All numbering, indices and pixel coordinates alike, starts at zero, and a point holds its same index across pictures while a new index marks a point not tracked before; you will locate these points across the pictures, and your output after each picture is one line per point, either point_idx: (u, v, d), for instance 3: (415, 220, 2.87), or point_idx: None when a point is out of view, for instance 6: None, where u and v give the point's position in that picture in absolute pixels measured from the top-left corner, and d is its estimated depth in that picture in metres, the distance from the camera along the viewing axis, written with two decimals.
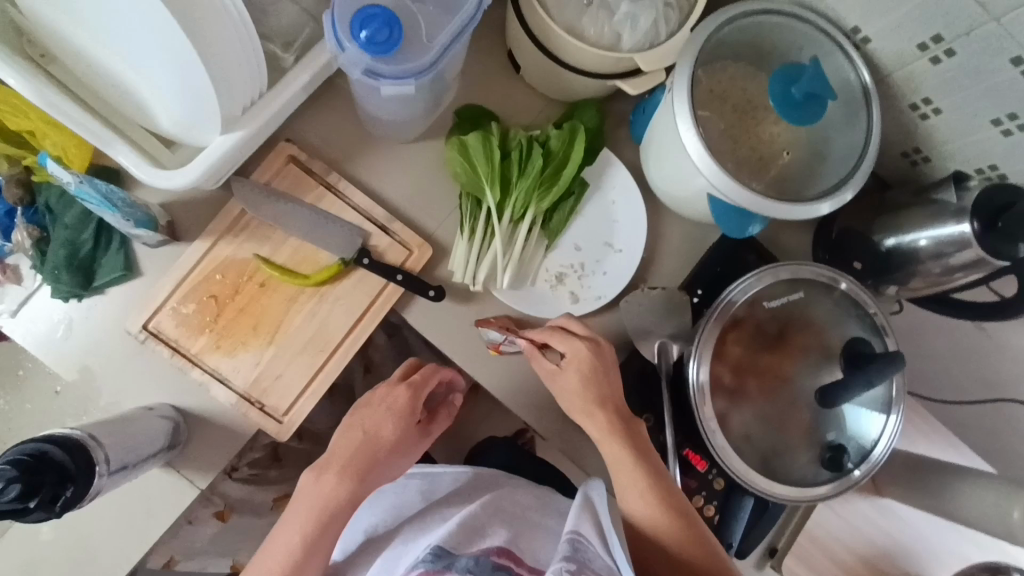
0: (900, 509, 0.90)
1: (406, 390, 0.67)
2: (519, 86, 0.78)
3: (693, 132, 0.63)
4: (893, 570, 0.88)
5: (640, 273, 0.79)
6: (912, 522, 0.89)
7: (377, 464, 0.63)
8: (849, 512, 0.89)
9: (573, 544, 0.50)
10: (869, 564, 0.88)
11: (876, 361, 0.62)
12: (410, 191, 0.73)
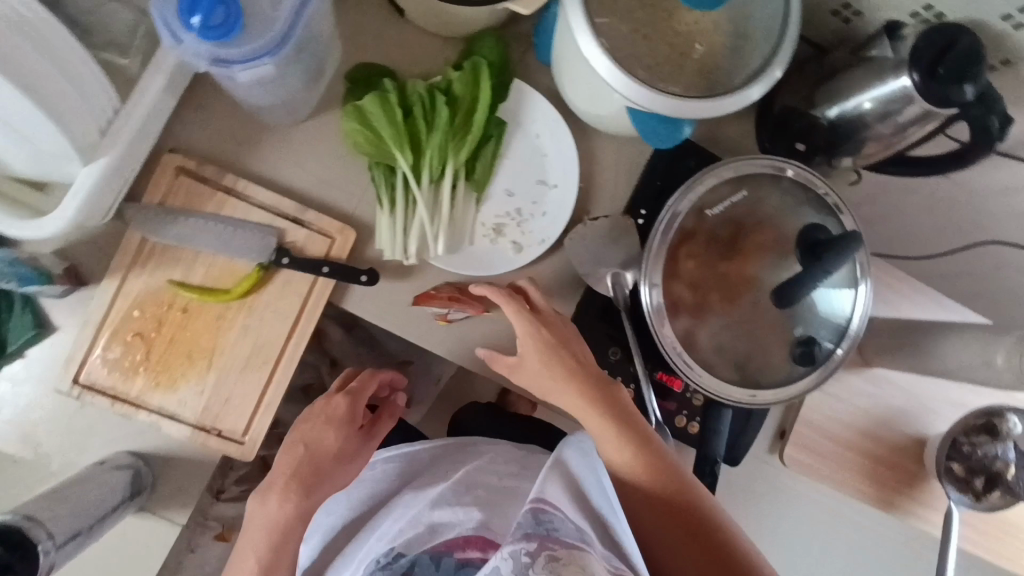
0: (891, 375, 0.93)
1: (342, 402, 0.71)
2: (407, 31, 0.70)
3: (595, 42, 0.57)
4: (893, 434, 0.94)
5: (581, 204, 0.75)
6: (904, 386, 0.93)
7: (320, 476, 0.69)
8: (843, 391, 0.94)
9: (535, 517, 0.55)
10: (869, 435, 0.94)
11: (830, 249, 0.59)
12: (317, 174, 0.68)
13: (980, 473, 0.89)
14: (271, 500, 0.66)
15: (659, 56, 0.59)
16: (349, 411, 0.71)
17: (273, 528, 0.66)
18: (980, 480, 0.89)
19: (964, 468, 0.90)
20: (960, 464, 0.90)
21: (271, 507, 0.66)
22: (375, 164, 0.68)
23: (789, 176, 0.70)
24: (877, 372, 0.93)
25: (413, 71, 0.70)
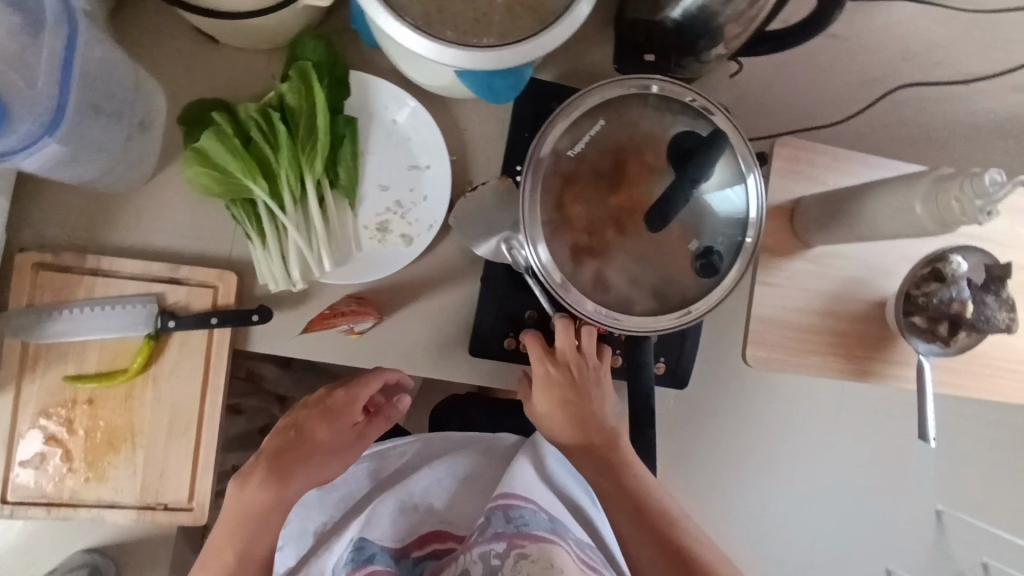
0: (832, 249, 0.94)
1: (340, 394, 0.69)
2: (225, 56, 0.67)
3: (391, 18, 0.53)
4: (848, 306, 0.95)
5: (460, 177, 0.73)
6: (848, 256, 0.94)
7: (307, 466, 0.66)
8: (792, 279, 0.94)
9: (507, 513, 0.64)
10: (826, 312, 0.94)
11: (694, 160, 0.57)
12: (181, 228, 0.66)
13: (941, 319, 0.90)
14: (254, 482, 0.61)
15: (467, 9, 0.55)
16: (348, 405, 0.69)
17: (245, 513, 0.62)
18: (944, 327, 0.90)
19: (926, 319, 0.90)
20: (920, 316, 0.90)
21: (246, 494, 0.62)
22: (234, 202, 0.65)
23: (656, 92, 0.67)
24: (818, 251, 0.92)
25: (244, 95, 0.67)
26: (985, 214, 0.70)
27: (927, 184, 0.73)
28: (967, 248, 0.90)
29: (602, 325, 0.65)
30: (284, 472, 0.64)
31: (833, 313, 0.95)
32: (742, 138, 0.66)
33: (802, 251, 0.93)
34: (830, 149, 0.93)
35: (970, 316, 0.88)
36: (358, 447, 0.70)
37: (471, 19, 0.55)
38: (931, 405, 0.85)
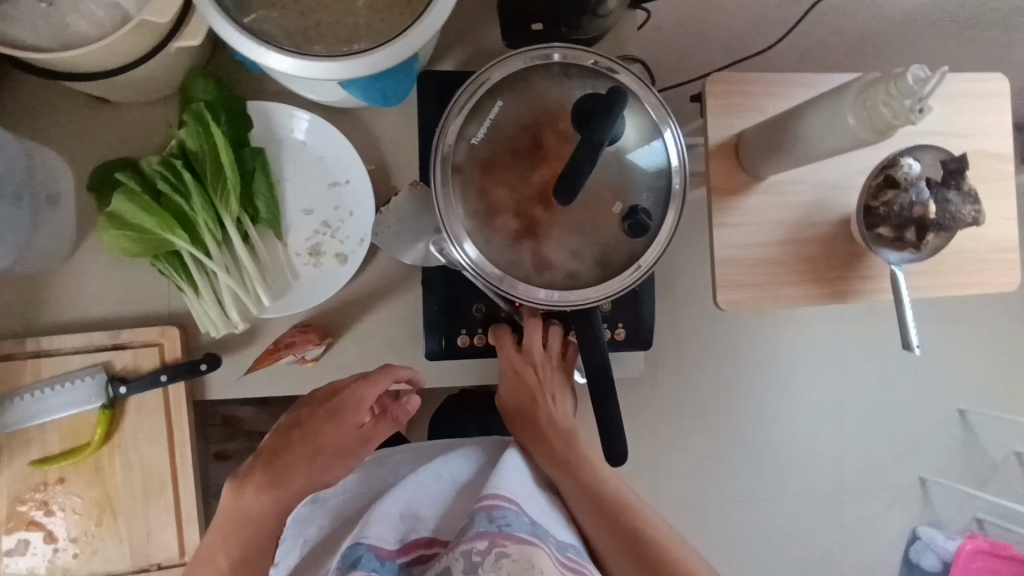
0: (785, 175, 0.92)
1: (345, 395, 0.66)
2: (120, 114, 0.66)
3: (258, 48, 0.52)
4: (812, 229, 0.93)
5: (383, 185, 0.72)
6: (800, 179, 0.92)
7: (307, 470, 0.64)
8: (752, 214, 0.92)
9: (491, 513, 0.58)
10: (791, 240, 0.93)
11: (590, 126, 0.56)
12: (113, 294, 0.66)
13: (906, 225, 0.86)
14: (248, 487, 0.62)
15: (330, 19, 0.54)
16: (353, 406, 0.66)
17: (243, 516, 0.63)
18: (910, 232, 0.86)
19: (891, 228, 0.87)
20: (884, 226, 0.87)
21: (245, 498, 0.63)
22: (159, 257, 0.65)
23: (560, 59, 0.65)
24: (774, 181, 0.92)
25: (147, 147, 0.66)
26: (919, 112, 0.66)
27: (857, 93, 0.71)
28: (920, 147, 0.87)
29: (546, 306, 0.65)
30: (284, 475, 0.64)
31: (796, 240, 0.93)
32: (649, 89, 0.65)
33: (755, 185, 0.92)
34: (763, 78, 0.91)
35: (934, 215, 0.84)
36: (365, 453, 0.66)
37: (337, 29, 0.54)
38: (908, 314, 0.82)
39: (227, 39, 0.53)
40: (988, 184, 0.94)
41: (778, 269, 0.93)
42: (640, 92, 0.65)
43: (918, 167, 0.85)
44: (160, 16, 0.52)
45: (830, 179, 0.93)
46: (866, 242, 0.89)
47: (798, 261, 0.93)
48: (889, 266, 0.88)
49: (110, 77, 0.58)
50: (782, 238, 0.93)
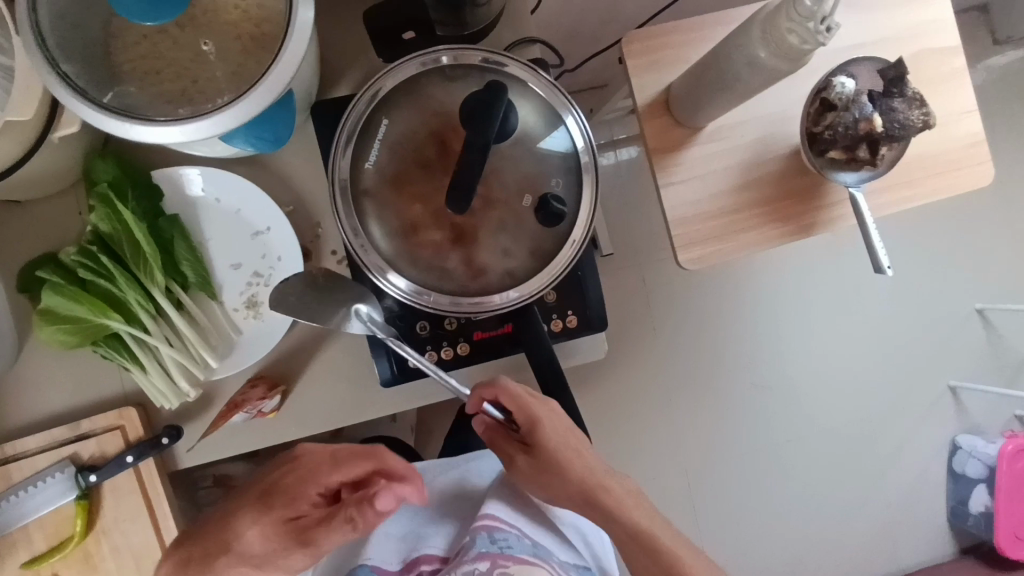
0: (722, 119, 0.87)
1: (308, 478, 0.57)
2: (31, 210, 0.66)
3: (122, 124, 0.52)
4: (765, 167, 0.88)
5: (306, 224, 0.71)
6: (740, 120, 0.87)
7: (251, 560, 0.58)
8: (698, 166, 0.87)
9: (490, 537, 0.69)
10: (744, 184, 0.87)
11: (472, 123, 0.55)
12: (65, 387, 0.67)
13: (857, 142, 0.80)
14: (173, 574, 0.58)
15: (188, 82, 0.55)
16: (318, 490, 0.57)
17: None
18: (863, 150, 0.80)
19: (842, 150, 0.81)
20: (834, 150, 0.82)
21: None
22: (100, 343, 0.65)
23: (449, 62, 0.62)
24: (713, 128, 0.87)
25: (66, 238, 0.67)
26: (827, 32, 0.63)
27: (763, 26, 0.68)
28: (854, 61, 0.81)
29: (492, 312, 0.63)
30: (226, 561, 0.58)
31: (750, 184, 0.88)
32: (541, 75, 0.63)
33: (696, 134, 0.87)
34: (679, 24, 0.87)
35: (882, 127, 0.78)
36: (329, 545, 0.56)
37: (195, 91, 0.54)
38: (873, 233, 0.77)
39: (94, 123, 0.53)
40: (937, 84, 0.89)
41: (735, 218, 0.88)
42: (531, 78, 0.63)
43: (854, 83, 0.80)
44: (26, 110, 0.53)
45: (771, 111, 0.87)
46: (818, 169, 0.84)
47: (757, 202, 0.88)
48: (848, 189, 0.83)
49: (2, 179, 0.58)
50: (733, 183, 0.87)
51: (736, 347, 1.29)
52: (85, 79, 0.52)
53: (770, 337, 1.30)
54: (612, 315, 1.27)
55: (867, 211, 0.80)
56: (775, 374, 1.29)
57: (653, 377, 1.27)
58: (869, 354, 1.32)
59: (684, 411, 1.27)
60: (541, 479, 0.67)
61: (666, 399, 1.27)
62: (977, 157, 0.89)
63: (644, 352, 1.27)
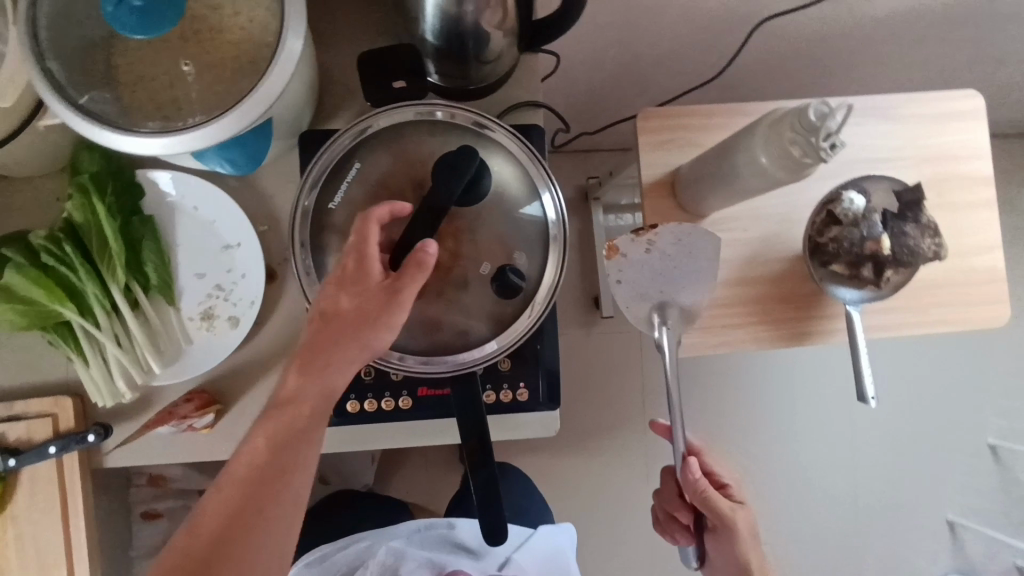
0: (726, 210, 0.79)
1: (328, 297, 0.53)
2: (15, 189, 0.68)
3: (93, 126, 0.52)
4: (768, 264, 0.79)
5: (277, 246, 0.71)
6: (747, 214, 0.79)
7: (292, 416, 0.51)
8: None
9: None
10: (740, 281, 0.79)
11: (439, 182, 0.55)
12: (9, 365, 0.67)
13: (861, 261, 0.75)
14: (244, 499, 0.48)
15: (165, 93, 0.55)
16: (335, 307, 0.53)
17: (265, 466, 0.49)
18: (867, 269, 0.74)
19: (845, 265, 0.75)
20: (837, 263, 0.75)
21: (237, 477, 0.49)
22: (48, 328, 0.66)
23: (442, 117, 0.62)
24: (714, 218, 0.79)
25: (42, 221, 0.68)
26: (830, 149, 0.60)
27: (765, 129, 0.64)
28: (869, 178, 0.76)
29: (435, 374, 0.59)
30: (287, 424, 0.50)
31: (745, 280, 0.79)
32: (526, 144, 0.62)
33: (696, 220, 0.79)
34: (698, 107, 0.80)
35: (889, 249, 0.73)
36: (388, 318, 0.52)
37: (168, 104, 0.55)
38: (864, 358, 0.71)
39: (68, 120, 0.53)
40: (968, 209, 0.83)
41: (723, 311, 0.79)
42: (518, 147, 0.62)
43: (864, 201, 0.74)
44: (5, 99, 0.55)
45: (780, 209, 0.79)
46: (817, 279, 0.77)
47: (750, 300, 0.79)
48: (845, 305, 0.76)
49: None
50: (729, 277, 0.79)
51: (779, 406, 1.21)
52: (67, 77, 0.53)
53: (814, 403, 1.21)
54: (596, 382, 1.23)
55: (862, 334, 0.74)
56: (825, 439, 1.21)
57: (719, 421, 1.20)
58: (885, 448, 1.22)
59: (775, 460, 1.20)
60: (748, 541, 0.67)
61: (638, 479, 1.21)
62: (1007, 293, 0.80)
63: (622, 427, 1.22)
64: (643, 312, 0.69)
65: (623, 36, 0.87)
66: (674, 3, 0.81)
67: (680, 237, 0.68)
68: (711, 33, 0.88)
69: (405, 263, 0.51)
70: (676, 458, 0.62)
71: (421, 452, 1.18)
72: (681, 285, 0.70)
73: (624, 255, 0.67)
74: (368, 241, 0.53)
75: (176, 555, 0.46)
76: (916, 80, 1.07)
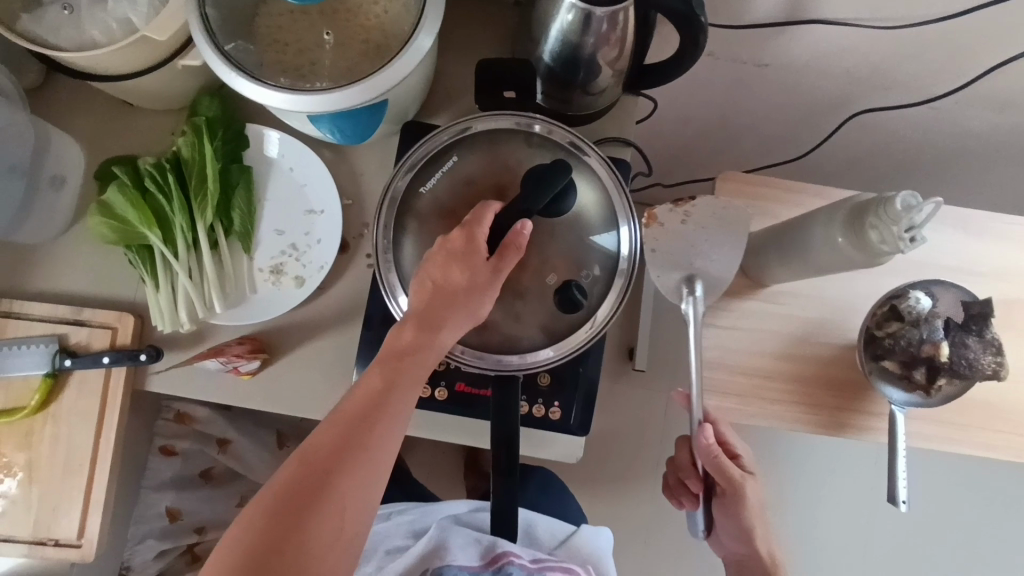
0: (785, 285, 0.77)
1: (437, 266, 0.54)
2: (138, 117, 0.73)
3: (230, 71, 0.56)
4: (821, 342, 0.76)
5: (356, 220, 0.74)
6: (812, 292, 0.77)
7: (392, 370, 0.51)
8: (749, 316, 0.76)
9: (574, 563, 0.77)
10: (788, 357, 0.76)
11: (526, 187, 0.57)
12: (91, 273, 0.71)
13: (915, 362, 0.71)
14: (326, 445, 0.48)
15: (297, 58, 0.59)
16: (445, 276, 0.54)
17: (366, 414, 0.50)
18: (920, 372, 0.70)
19: (899, 363, 0.71)
20: (889, 360, 0.72)
21: (338, 422, 0.49)
22: (132, 247, 0.69)
23: (539, 132, 0.65)
24: (774, 290, 0.77)
25: (151, 151, 0.73)
26: (910, 241, 0.58)
27: (841, 212, 0.63)
28: (939, 282, 0.72)
29: (481, 369, 0.61)
30: (387, 376, 0.51)
31: (796, 357, 0.76)
32: (615, 174, 0.65)
33: (757, 286, 0.77)
34: (783, 182, 0.78)
35: (947, 358, 0.70)
36: (491, 290, 0.55)
37: (297, 68, 0.59)
38: (900, 462, 0.68)
39: (209, 62, 0.58)
40: None
41: (763, 384, 0.75)
42: (605, 174, 0.65)
43: (930, 303, 0.71)
44: (160, 31, 0.59)
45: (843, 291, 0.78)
46: (864, 372, 0.73)
47: (795, 379, 0.75)
48: (890, 405, 0.72)
49: (116, 81, 0.64)
50: (776, 351, 0.76)
51: (810, 493, 1.17)
52: (218, 26, 0.58)
53: (844, 495, 1.17)
54: (615, 427, 1.21)
55: (904, 438, 0.70)
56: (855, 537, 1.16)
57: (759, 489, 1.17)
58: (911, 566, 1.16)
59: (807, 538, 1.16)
60: (753, 508, 0.71)
61: (638, 535, 1.18)
62: None
63: (632, 479, 1.19)
64: (671, 281, 0.69)
65: (721, 96, 0.89)
66: (776, 76, 0.83)
67: (716, 210, 0.69)
68: (806, 112, 0.90)
69: (509, 242, 0.54)
70: (694, 424, 0.64)
71: (430, 457, 1.17)
72: (712, 259, 0.69)
73: (661, 224, 0.69)
74: (480, 220, 0.55)
75: (275, 494, 0.47)
76: (1004, 202, 1.06)
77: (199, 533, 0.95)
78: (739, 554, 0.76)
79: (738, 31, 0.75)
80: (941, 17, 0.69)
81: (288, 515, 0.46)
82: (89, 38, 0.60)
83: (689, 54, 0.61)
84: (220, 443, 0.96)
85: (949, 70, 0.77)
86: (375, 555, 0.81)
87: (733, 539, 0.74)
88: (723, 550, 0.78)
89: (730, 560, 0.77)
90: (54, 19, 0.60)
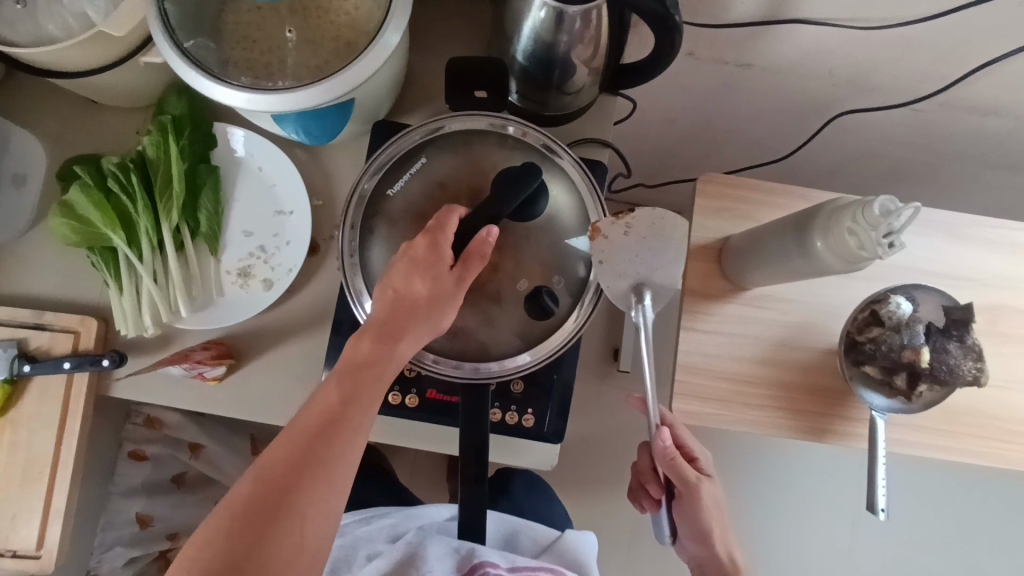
0: (767, 288, 0.75)
1: (401, 275, 0.53)
2: (104, 116, 0.71)
3: (189, 68, 0.54)
4: (800, 346, 0.75)
5: (326, 223, 0.72)
6: (795, 296, 0.75)
7: (353, 381, 0.50)
8: (728, 320, 0.75)
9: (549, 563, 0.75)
10: (768, 362, 0.74)
11: (498, 187, 0.56)
12: (53, 276, 0.69)
13: (897, 368, 0.69)
14: (283, 461, 0.47)
15: (264, 56, 0.57)
16: (406, 285, 0.53)
17: (327, 426, 0.48)
18: (900, 378, 0.68)
19: (879, 368, 0.70)
20: (870, 365, 0.70)
21: (296, 437, 0.47)
22: (94, 249, 0.67)
23: (515, 134, 0.64)
24: (756, 294, 0.75)
25: (117, 150, 0.71)
26: (888, 247, 0.56)
27: (813, 218, 0.62)
28: (921, 287, 0.70)
29: (451, 377, 0.59)
30: (348, 389, 0.49)
31: (776, 362, 0.75)
32: (589, 178, 0.63)
33: (738, 289, 0.76)
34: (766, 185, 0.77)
35: (928, 363, 0.67)
36: (455, 298, 0.53)
37: (265, 65, 0.57)
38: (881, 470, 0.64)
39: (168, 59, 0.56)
40: None
41: (748, 390, 0.74)
42: (580, 178, 0.64)
43: (910, 308, 0.68)
44: (118, 26, 0.56)
45: (828, 296, 0.76)
46: (846, 377, 0.72)
47: (774, 382, 0.74)
48: (871, 411, 0.70)
49: (76, 78, 0.62)
50: (757, 355, 0.74)
51: (790, 493, 1.17)
52: (178, 21, 0.56)
53: (826, 497, 1.17)
54: (600, 429, 1.20)
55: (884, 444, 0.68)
56: (836, 539, 1.15)
57: (741, 490, 1.16)
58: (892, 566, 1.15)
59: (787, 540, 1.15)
60: (710, 510, 0.69)
61: (620, 537, 1.17)
62: None
63: (615, 481, 1.18)
64: (618, 289, 0.61)
65: (703, 95, 0.88)
66: (757, 77, 0.82)
67: (653, 222, 0.60)
68: (790, 114, 0.89)
69: (473, 250, 0.53)
70: (652, 429, 0.61)
71: (412, 459, 1.16)
72: (659, 271, 0.61)
73: (605, 237, 0.60)
74: (444, 226, 0.53)
75: (232, 514, 0.45)
76: (992, 203, 1.05)
77: (172, 538, 0.94)
78: (699, 558, 0.73)
79: (719, 31, 0.74)
80: (923, 20, 0.68)
81: (246, 533, 0.44)
82: (46, 35, 0.59)
83: (665, 53, 0.59)
84: (193, 448, 0.95)
85: (932, 73, 0.76)
86: (354, 560, 0.77)
87: (693, 545, 0.72)
88: (685, 556, 0.75)
89: (690, 565, 0.75)
90: (10, 14, 0.58)
